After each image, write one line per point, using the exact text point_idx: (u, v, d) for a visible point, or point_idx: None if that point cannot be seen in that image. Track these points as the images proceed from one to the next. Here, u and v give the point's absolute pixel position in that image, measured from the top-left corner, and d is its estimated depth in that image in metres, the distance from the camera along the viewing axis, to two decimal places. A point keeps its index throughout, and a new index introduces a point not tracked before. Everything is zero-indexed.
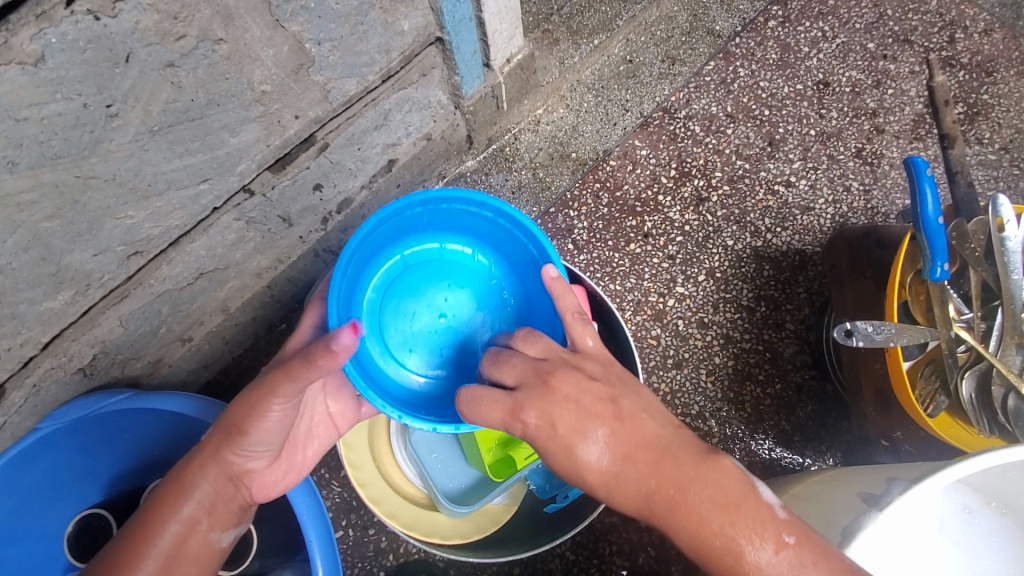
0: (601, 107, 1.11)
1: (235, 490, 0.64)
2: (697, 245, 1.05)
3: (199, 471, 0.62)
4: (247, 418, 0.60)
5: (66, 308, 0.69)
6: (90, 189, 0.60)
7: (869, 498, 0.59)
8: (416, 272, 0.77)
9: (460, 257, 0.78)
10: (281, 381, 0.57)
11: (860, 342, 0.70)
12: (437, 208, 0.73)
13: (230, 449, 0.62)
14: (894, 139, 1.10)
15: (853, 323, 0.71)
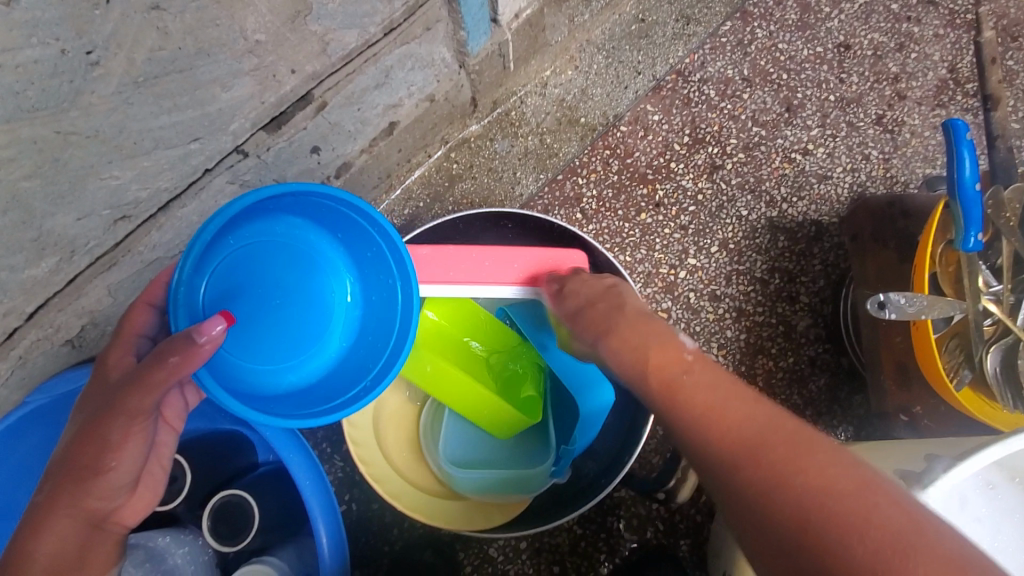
0: (612, 69, 1.05)
1: (95, 535, 0.58)
2: (710, 215, 1.01)
3: (48, 521, 0.54)
4: (99, 454, 0.55)
5: (50, 277, 0.65)
6: (70, 146, 0.55)
7: (909, 476, 0.56)
8: (275, 272, 0.67)
9: (335, 260, 0.71)
10: (143, 396, 0.55)
11: (891, 314, 0.68)
12: (307, 200, 0.67)
13: (79, 495, 0.55)
14: (916, 106, 1.06)
15: (886, 295, 0.68)
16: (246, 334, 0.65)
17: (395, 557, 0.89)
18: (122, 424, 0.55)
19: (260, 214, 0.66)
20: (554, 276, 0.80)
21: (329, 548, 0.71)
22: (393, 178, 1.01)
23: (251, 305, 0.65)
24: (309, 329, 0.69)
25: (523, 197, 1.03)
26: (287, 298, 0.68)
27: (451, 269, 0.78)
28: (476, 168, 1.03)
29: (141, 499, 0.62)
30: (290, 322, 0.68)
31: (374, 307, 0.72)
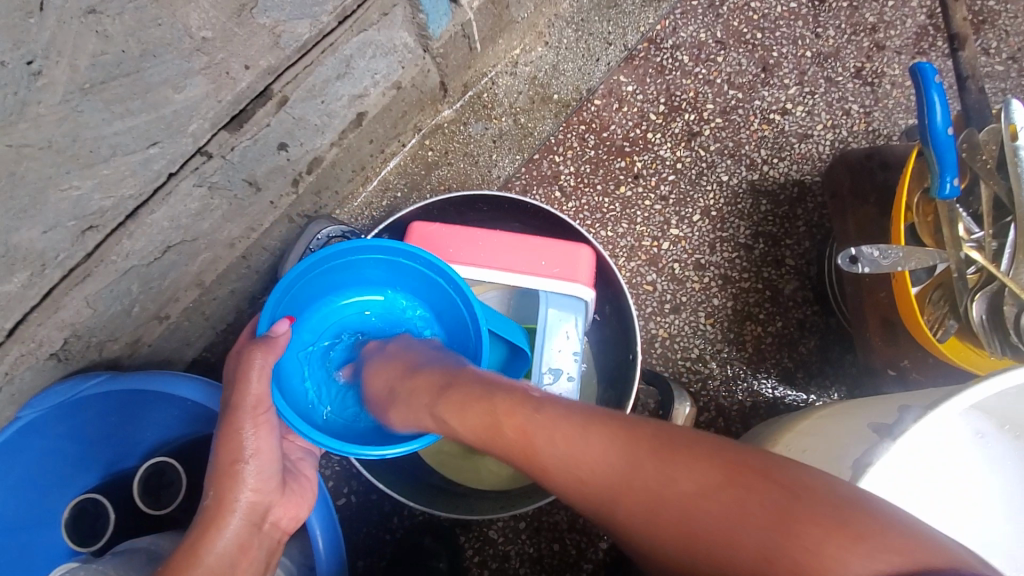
0: (582, 42, 1.05)
1: (253, 528, 0.64)
2: (690, 183, 1.00)
3: (221, 518, 0.62)
4: (240, 448, 0.63)
5: (24, 291, 0.65)
6: (25, 158, 0.55)
7: (881, 429, 0.54)
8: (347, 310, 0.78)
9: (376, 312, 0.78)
10: (259, 389, 0.62)
11: (866, 268, 0.67)
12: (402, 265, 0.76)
13: (237, 490, 0.62)
14: (895, 56, 1.03)
15: (859, 249, 0.67)
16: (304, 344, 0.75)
17: (396, 546, 0.90)
18: (250, 418, 0.63)
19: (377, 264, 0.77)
20: (554, 263, 0.77)
21: (323, 541, 0.71)
22: (369, 170, 1.01)
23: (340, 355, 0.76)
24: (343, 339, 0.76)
25: (501, 179, 1.03)
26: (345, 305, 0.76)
27: (451, 248, 0.79)
28: (452, 153, 1.03)
29: (289, 503, 0.67)
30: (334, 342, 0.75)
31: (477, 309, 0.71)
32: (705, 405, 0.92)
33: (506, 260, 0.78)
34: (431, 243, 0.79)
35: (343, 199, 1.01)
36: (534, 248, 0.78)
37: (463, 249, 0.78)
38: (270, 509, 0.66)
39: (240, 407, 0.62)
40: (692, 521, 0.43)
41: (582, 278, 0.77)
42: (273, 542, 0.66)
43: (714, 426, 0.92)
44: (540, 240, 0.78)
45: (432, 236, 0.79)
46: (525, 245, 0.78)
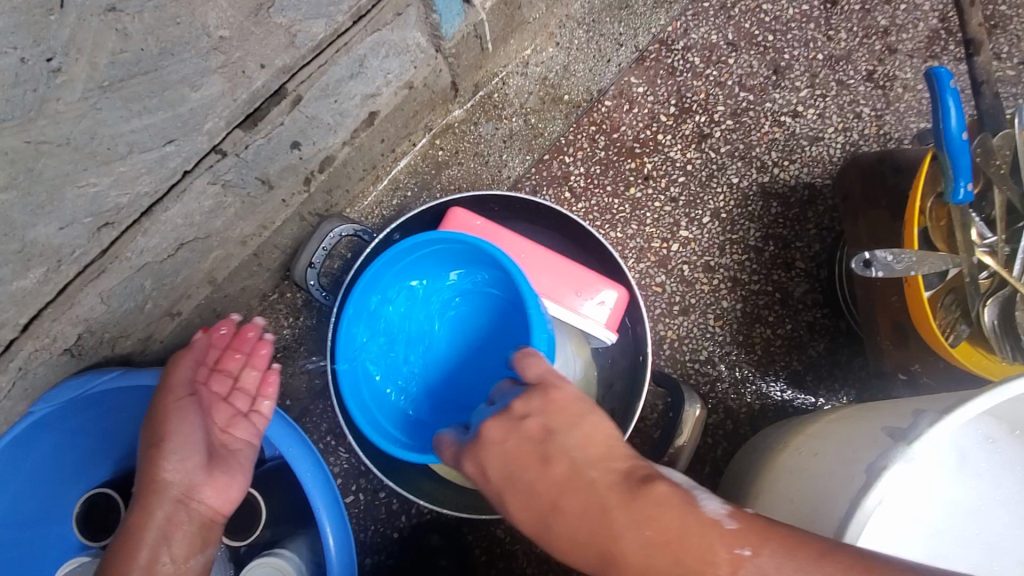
0: (593, 43, 1.05)
1: (170, 504, 0.74)
2: (700, 185, 1.00)
3: (150, 492, 0.74)
4: (158, 430, 0.75)
5: (40, 286, 0.65)
6: (43, 155, 0.56)
7: (896, 433, 0.54)
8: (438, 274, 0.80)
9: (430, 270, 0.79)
10: (177, 371, 0.77)
11: (878, 272, 0.67)
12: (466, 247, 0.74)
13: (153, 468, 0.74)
14: (907, 59, 1.03)
15: (871, 253, 0.67)
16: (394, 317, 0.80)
17: (403, 544, 0.91)
18: (169, 400, 0.76)
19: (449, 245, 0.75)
20: (586, 292, 0.77)
21: (335, 541, 0.71)
22: (380, 169, 1.01)
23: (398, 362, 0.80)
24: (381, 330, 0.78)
25: (510, 179, 1.03)
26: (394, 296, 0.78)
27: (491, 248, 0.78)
28: (462, 153, 1.03)
29: (218, 483, 0.76)
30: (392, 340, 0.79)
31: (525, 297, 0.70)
32: (713, 407, 0.92)
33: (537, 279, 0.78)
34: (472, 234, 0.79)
35: (354, 198, 1.01)
36: (572, 277, 0.77)
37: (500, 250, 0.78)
38: (199, 494, 0.75)
39: (162, 391, 0.76)
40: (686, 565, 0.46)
41: (605, 322, 0.77)
42: (203, 523, 0.75)
43: (722, 428, 0.92)
44: (583, 271, 0.77)
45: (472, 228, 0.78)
46: (562, 273, 0.78)
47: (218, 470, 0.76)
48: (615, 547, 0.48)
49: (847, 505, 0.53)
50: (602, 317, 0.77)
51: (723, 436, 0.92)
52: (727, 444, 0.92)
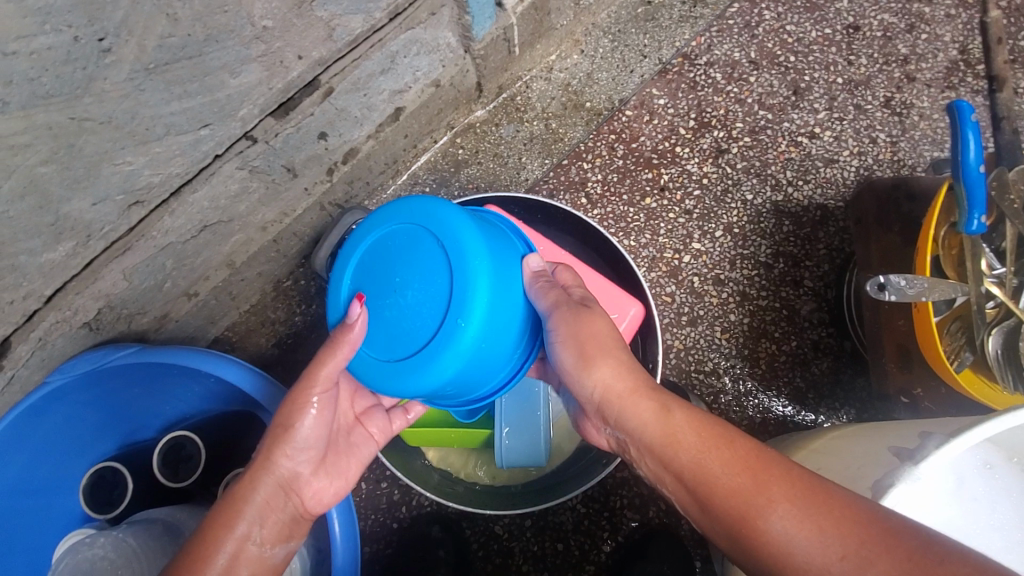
0: (618, 53, 1.07)
1: (278, 497, 0.64)
2: (715, 200, 1.01)
3: (261, 480, 0.63)
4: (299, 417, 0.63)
5: (68, 260, 0.66)
6: (85, 132, 0.57)
7: (902, 453, 0.55)
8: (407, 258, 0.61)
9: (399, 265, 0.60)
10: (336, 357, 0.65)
11: (892, 296, 0.68)
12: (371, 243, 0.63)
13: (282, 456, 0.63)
14: (925, 88, 1.05)
15: (886, 277, 0.68)
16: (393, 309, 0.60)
17: (402, 535, 0.92)
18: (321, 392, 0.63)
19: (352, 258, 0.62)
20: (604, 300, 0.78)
21: (339, 522, 0.72)
22: (400, 164, 1.02)
23: (416, 342, 0.59)
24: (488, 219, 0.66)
25: (529, 181, 1.04)
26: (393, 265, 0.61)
27: None
28: (482, 153, 1.05)
29: (324, 481, 0.67)
30: (410, 296, 0.59)
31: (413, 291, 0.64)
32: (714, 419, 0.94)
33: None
34: None
35: (373, 190, 1.02)
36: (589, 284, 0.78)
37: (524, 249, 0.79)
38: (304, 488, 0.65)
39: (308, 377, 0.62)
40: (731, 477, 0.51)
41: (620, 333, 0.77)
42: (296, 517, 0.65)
43: None
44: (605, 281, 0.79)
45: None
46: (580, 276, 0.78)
47: (329, 468, 0.68)
48: (675, 436, 0.55)
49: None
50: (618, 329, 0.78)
51: None
52: None
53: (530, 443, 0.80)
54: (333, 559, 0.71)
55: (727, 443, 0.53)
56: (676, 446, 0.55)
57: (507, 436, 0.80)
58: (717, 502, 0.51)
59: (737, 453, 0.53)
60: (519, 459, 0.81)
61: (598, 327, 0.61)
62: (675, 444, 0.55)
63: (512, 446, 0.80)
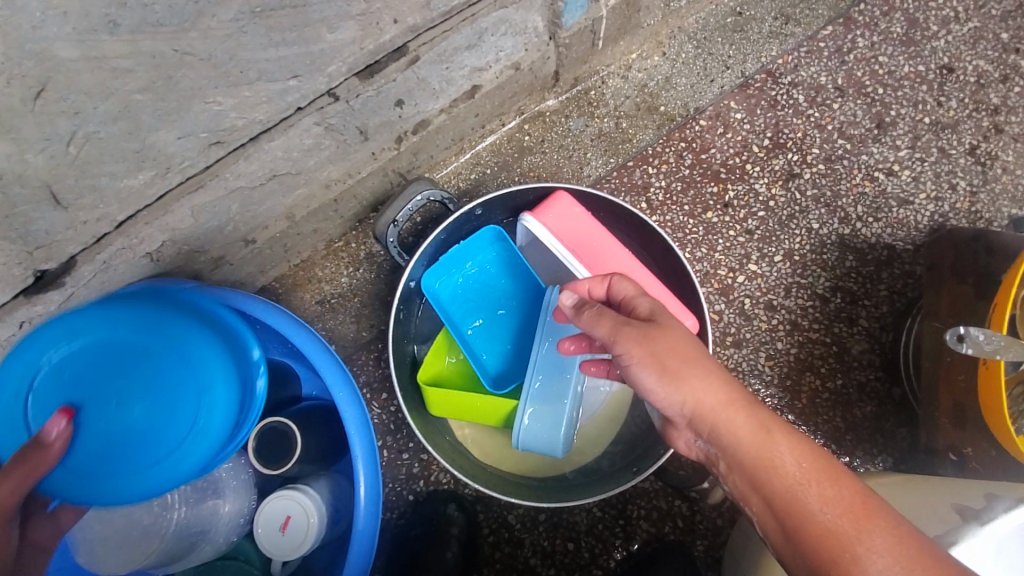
0: (700, 61, 1.05)
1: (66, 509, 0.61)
2: (778, 224, 0.99)
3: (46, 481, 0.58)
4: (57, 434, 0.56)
5: (144, 189, 0.67)
6: (184, 66, 0.57)
7: (966, 511, 0.57)
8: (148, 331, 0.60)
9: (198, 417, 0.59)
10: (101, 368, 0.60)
11: (967, 350, 0.65)
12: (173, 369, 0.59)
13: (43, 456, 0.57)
14: (1015, 141, 1.00)
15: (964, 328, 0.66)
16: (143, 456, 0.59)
17: (415, 508, 0.92)
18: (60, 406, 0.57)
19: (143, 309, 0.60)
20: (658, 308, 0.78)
21: (366, 493, 0.73)
22: (465, 142, 1.02)
23: (169, 438, 0.59)
24: (248, 380, 0.61)
25: (591, 178, 1.03)
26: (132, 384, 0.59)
27: (583, 241, 0.80)
28: (548, 143, 1.04)
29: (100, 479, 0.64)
30: (154, 426, 0.59)
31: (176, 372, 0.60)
32: None
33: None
34: (567, 221, 0.80)
35: (434, 165, 1.02)
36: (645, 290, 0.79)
37: (587, 245, 0.80)
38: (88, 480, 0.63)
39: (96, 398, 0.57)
40: (828, 515, 0.50)
41: None
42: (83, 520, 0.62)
43: None
44: (661, 288, 0.79)
45: (570, 217, 0.80)
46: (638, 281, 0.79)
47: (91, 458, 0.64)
48: (773, 462, 0.53)
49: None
50: None
51: None
52: None
53: (546, 433, 0.79)
54: (354, 519, 0.72)
55: (827, 477, 0.52)
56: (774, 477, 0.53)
57: (532, 418, 0.79)
58: (806, 539, 0.50)
59: (837, 490, 0.51)
60: (538, 443, 0.80)
61: (690, 341, 0.58)
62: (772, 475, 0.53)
63: (529, 431, 0.79)
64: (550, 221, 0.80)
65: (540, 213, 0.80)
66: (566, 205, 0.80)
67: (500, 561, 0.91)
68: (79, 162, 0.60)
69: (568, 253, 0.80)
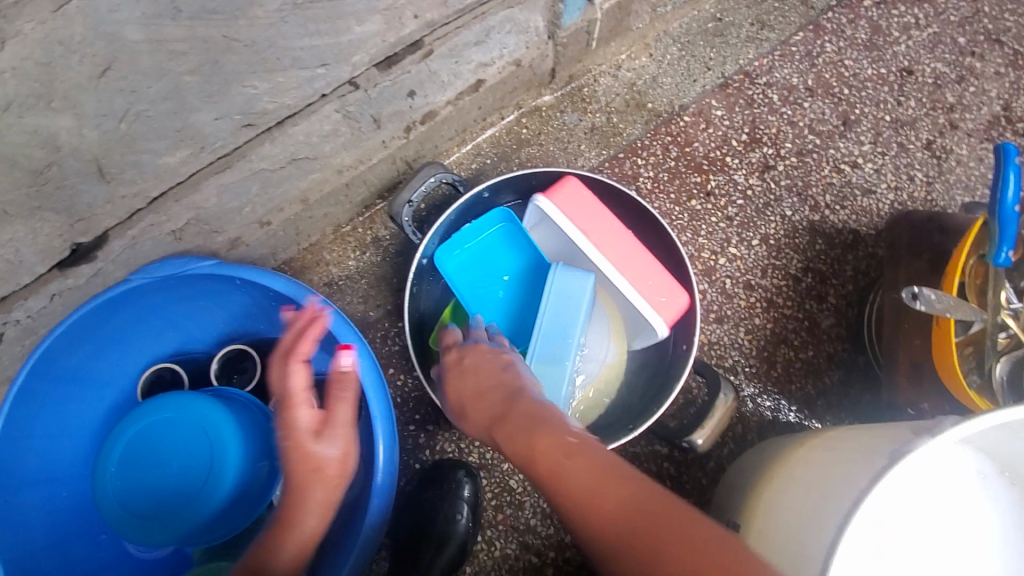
0: (683, 62, 1.14)
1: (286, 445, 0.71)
2: (755, 211, 1.08)
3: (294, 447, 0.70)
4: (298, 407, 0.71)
5: (179, 167, 0.72)
6: (230, 51, 0.63)
7: (920, 429, 0.61)
8: (160, 451, 0.75)
9: (219, 446, 0.76)
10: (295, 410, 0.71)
11: (922, 307, 0.73)
12: (185, 464, 0.75)
13: (289, 419, 0.71)
14: (965, 137, 1.11)
15: (920, 289, 0.74)
16: (186, 477, 0.75)
17: (422, 475, 0.98)
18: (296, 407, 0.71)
19: (147, 430, 0.76)
20: (655, 284, 0.86)
21: (383, 451, 0.78)
22: (467, 133, 1.09)
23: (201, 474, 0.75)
24: (248, 427, 0.78)
25: (584, 168, 1.10)
26: (160, 451, 0.75)
27: (590, 221, 0.87)
28: (544, 135, 1.11)
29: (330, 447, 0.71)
30: (178, 471, 0.75)
31: (186, 430, 0.76)
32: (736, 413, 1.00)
33: (615, 257, 0.87)
34: (576, 202, 0.87)
35: (438, 154, 1.09)
36: (644, 268, 0.87)
37: (594, 224, 0.87)
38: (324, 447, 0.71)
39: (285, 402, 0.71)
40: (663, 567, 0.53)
41: (663, 316, 0.85)
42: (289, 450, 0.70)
43: (732, 432, 1.00)
44: (659, 267, 0.87)
45: (580, 199, 0.87)
46: (640, 258, 0.87)
47: (327, 435, 0.71)
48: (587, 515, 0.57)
49: (868, 480, 0.58)
50: (663, 313, 0.86)
51: (731, 438, 1.00)
52: (733, 446, 0.99)
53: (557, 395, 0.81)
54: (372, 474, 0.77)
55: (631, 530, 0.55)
56: (627, 551, 0.55)
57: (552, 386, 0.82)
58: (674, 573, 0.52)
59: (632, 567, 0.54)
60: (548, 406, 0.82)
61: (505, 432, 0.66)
62: (618, 530, 0.55)
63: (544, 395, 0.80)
64: (560, 201, 0.87)
65: (553, 195, 0.86)
66: (575, 187, 0.87)
67: (503, 523, 0.97)
68: (127, 137, 0.65)
69: (578, 231, 0.86)
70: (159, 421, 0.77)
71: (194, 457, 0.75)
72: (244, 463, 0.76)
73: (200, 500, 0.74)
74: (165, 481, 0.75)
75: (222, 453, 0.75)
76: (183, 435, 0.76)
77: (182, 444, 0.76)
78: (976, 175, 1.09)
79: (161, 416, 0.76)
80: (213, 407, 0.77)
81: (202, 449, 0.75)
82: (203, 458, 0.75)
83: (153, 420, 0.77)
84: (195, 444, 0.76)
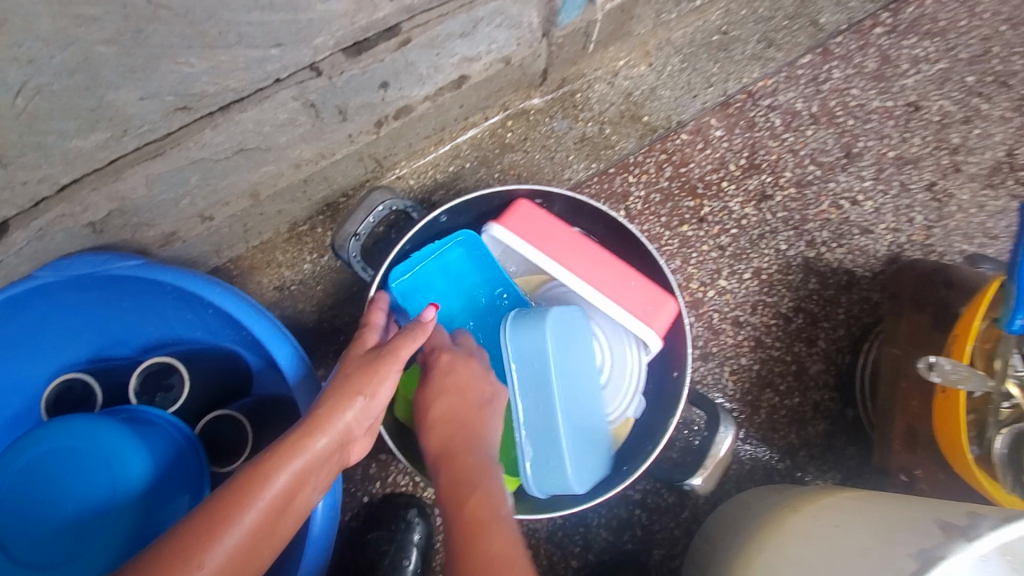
0: (685, 75, 1.06)
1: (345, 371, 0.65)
2: (749, 242, 1.01)
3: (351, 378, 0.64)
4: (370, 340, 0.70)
5: (95, 152, 0.61)
6: (157, 20, 0.53)
7: (949, 528, 0.53)
8: (54, 482, 0.63)
9: (124, 481, 0.64)
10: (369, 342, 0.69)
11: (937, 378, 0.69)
12: (78, 501, 0.63)
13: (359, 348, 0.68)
14: (968, 181, 1.06)
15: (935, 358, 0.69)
16: (78, 517, 0.63)
17: (370, 509, 0.88)
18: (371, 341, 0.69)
19: (41, 457, 0.64)
20: (634, 296, 0.79)
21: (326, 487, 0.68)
22: (446, 133, 0.99)
23: (97, 514, 0.63)
24: (161, 460, 0.66)
25: (570, 181, 1.02)
26: (52, 487, 0.63)
27: (554, 239, 0.80)
28: (530, 142, 1.01)
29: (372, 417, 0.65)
30: (71, 508, 0.63)
31: (86, 459, 0.63)
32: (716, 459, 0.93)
33: (585, 271, 0.79)
34: (532, 223, 0.80)
35: (412, 154, 0.98)
36: (619, 274, 0.80)
37: (555, 241, 0.80)
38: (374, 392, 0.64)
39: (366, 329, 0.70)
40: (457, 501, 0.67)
41: (655, 327, 0.79)
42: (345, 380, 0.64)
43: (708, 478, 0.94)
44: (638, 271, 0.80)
45: (535, 220, 0.80)
46: (606, 266, 0.80)
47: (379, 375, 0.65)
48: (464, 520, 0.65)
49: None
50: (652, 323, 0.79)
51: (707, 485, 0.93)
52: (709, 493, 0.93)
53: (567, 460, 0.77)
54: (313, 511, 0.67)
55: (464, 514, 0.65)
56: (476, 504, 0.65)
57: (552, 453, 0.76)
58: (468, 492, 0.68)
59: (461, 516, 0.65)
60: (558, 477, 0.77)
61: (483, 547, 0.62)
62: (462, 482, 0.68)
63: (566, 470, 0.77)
64: (514, 226, 0.80)
65: (505, 219, 0.80)
66: (528, 210, 0.80)
67: None
68: (25, 116, 0.54)
69: (537, 251, 0.79)
70: (56, 448, 0.64)
71: (90, 493, 0.63)
72: (150, 505, 0.64)
73: (89, 542, 0.62)
74: (56, 516, 0.63)
75: (126, 490, 0.63)
76: (81, 466, 0.63)
77: (80, 476, 0.63)
78: (975, 222, 1.04)
79: (62, 443, 0.64)
80: (117, 430, 0.65)
81: (101, 484, 0.63)
82: (102, 495, 0.63)
83: (51, 444, 0.64)
84: (94, 476, 0.63)
